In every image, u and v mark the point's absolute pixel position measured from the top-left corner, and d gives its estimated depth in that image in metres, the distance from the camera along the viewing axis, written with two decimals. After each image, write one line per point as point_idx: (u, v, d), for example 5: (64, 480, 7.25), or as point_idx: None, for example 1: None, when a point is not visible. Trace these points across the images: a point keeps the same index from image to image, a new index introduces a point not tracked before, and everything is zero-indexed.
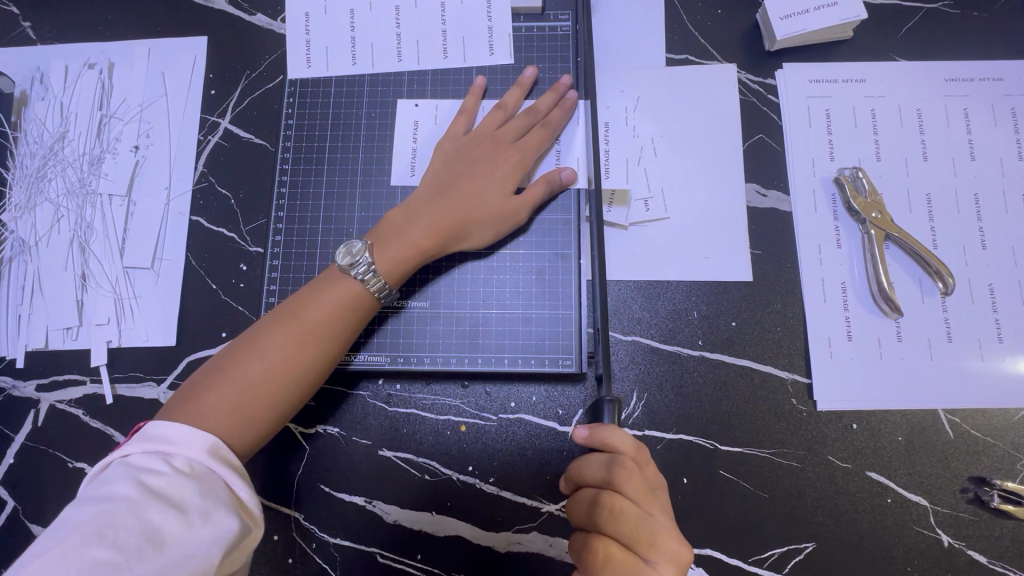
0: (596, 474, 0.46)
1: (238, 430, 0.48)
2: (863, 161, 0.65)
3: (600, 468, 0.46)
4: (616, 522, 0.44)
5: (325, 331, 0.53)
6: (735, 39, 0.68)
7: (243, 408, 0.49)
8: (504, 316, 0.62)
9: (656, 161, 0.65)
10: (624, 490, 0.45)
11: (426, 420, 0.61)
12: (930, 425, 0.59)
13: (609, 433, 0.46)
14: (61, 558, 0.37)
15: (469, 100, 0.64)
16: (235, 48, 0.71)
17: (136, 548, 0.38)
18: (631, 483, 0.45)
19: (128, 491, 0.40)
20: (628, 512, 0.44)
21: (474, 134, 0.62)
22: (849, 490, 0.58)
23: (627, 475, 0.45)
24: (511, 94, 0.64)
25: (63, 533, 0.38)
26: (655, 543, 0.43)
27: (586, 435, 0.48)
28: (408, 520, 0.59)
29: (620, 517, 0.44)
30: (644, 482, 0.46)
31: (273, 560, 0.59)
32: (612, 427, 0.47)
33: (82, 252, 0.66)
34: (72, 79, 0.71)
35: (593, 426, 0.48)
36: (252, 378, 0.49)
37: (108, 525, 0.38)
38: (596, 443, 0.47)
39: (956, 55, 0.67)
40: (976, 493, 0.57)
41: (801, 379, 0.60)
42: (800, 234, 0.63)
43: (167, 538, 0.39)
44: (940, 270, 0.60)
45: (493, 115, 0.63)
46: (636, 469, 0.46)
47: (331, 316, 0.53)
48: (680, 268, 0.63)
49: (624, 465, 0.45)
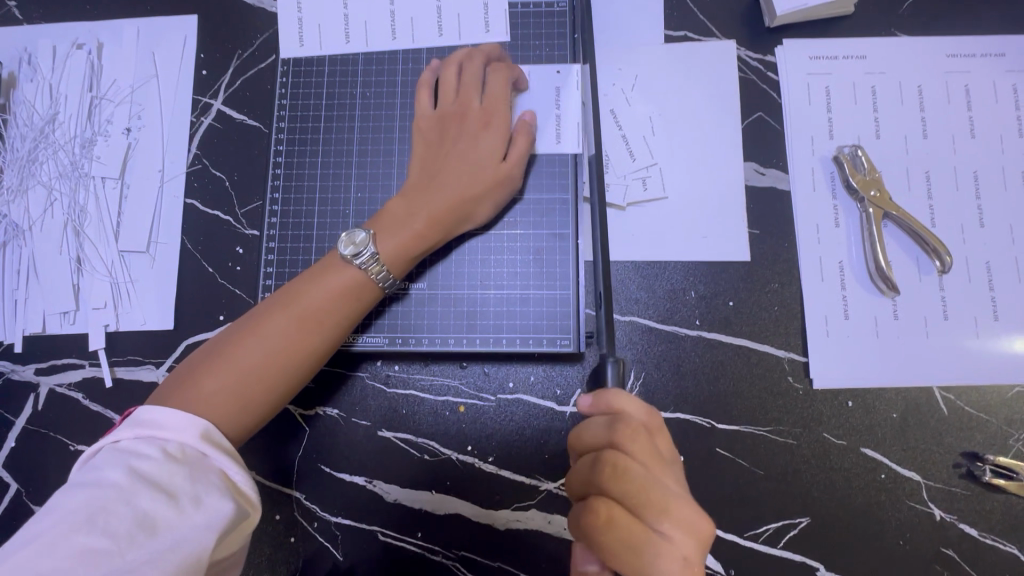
0: (599, 436, 0.46)
1: (233, 413, 0.48)
2: (862, 139, 0.64)
3: (604, 431, 0.46)
4: (622, 484, 0.43)
5: (324, 319, 0.52)
6: (735, 15, 0.67)
7: (238, 393, 0.49)
8: (502, 297, 0.62)
9: (654, 140, 0.65)
10: (631, 451, 0.44)
11: (425, 401, 0.62)
12: (924, 402, 0.59)
13: (618, 397, 0.46)
14: (52, 545, 0.37)
15: (449, 70, 0.61)
16: (226, 27, 0.69)
17: (128, 534, 0.39)
18: (639, 444, 0.44)
19: (118, 478, 0.40)
20: (635, 473, 0.43)
21: (459, 107, 0.60)
22: (844, 466, 0.59)
23: (634, 436, 0.45)
24: (494, 65, 0.61)
25: (55, 520, 0.39)
26: (665, 509, 0.42)
27: (591, 402, 0.48)
28: (409, 500, 0.60)
29: (627, 479, 0.43)
30: (652, 446, 0.45)
31: (276, 539, 0.60)
32: (619, 392, 0.47)
33: (76, 236, 0.66)
34: (61, 59, 0.69)
35: (597, 393, 0.48)
36: (250, 363, 0.49)
37: (98, 511, 0.39)
38: (600, 407, 0.47)
39: (958, 30, 0.66)
40: (969, 468, 0.58)
41: (798, 358, 0.61)
42: (798, 213, 0.63)
43: (158, 523, 0.40)
44: (937, 249, 0.60)
45: (475, 85, 0.60)
46: (643, 432, 0.45)
47: (331, 304, 0.53)
48: (678, 248, 0.63)
49: (630, 424, 0.45)
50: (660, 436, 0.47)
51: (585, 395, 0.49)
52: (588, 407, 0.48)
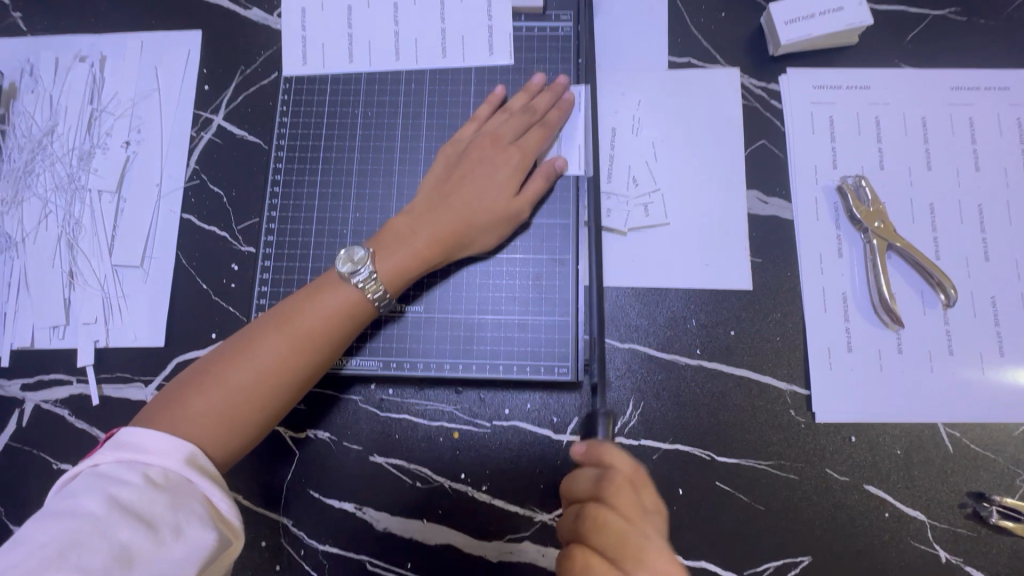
0: (585, 488, 0.45)
1: (220, 436, 0.47)
2: (866, 170, 0.64)
3: (590, 484, 0.44)
4: (602, 539, 0.41)
5: (318, 339, 0.51)
6: (738, 43, 0.67)
7: (226, 414, 0.47)
8: (500, 322, 0.61)
9: (656, 166, 0.64)
10: (613, 504, 0.43)
11: (418, 427, 0.60)
12: (929, 439, 0.58)
13: (608, 451, 0.44)
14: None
15: (483, 108, 0.63)
16: (230, 43, 0.69)
17: (103, 569, 0.37)
18: (622, 498, 0.43)
19: (96, 509, 0.38)
20: (613, 526, 0.42)
21: (473, 138, 0.61)
22: (847, 503, 0.57)
23: (617, 491, 0.43)
24: (517, 98, 0.62)
25: (25, 552, 0.37)
26: (641, 561, 0.40)
27: (583, 450, 0.46)
28: (399, 528, 0.58)
29: (605, 532, 0.42)
30: (636, 501, 0.43)
31: (261, 566, 0.58)
32: (609, 446, 0.45)
33: (70, 249, 0.65)
34: (63, 71, 0.69)
35: (591, 442, 0.46)
36: (240, 384, 0.48)
37: (71, 544, 0.37)
38: (591, 458, 0.45)
39: (962, 64, 0.66)
40: (975, 509, 0.56)
41: (800, 390, 0.59)
42: (801, 242, 0.62)
43: (135, 557, 0.38)
44: (943, 282, 0.59)
45: (492, 116, 0.62)
46: (628, 487, 0.43)
47: (326, 324, 0.52)
48: (679, 275, 0.62)
49: (614, 480, 0.43)
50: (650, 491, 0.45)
51: (577, 442, 0.47)
52: (581, 455, 0.46)
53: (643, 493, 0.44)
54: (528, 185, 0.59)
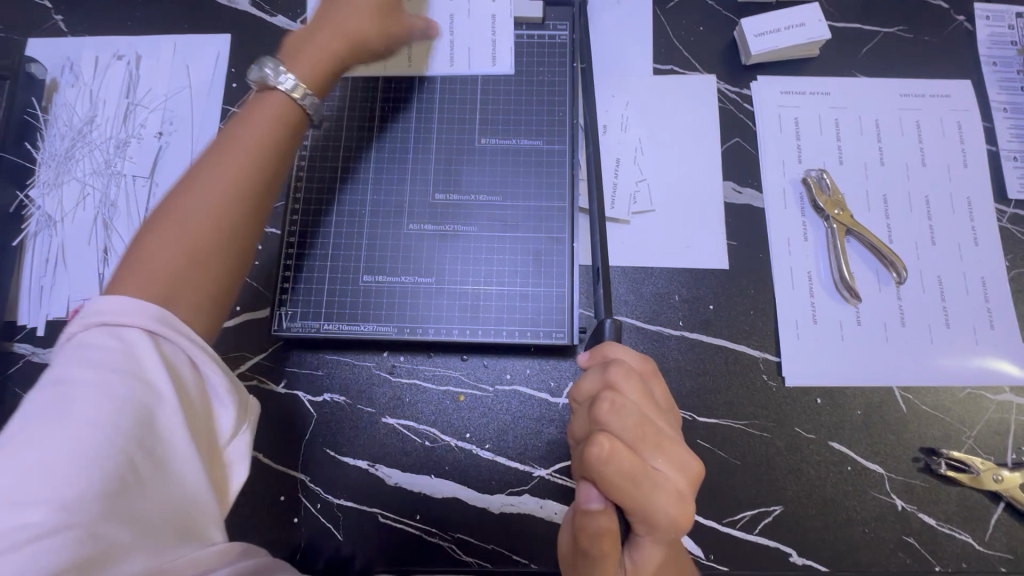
0: (594, 383, 0.49)
1: (178, 272, 0.46)
2: (828, 164, 0.72)
3: (599, 376, 0.49)
4: (619, 417, 0.46)
5: (245, 169, 0.51)
6: (715, 53, 0.76)
7: (201, 227, 0.48)
8: (503, 294, 0.67)
9: (642, 159, 0.72)
10: (624, 390, 0.48)
11: (427, 390, 0.66)
12: (886, 401, 0.65)
13: (613, 349, 0.52)
14: (35, 443, 0.37)
15: None
16: (257, 46, 0.76)
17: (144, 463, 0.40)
18: (633, 387, 0.48)
19: (93, 377, 0.40)
20: (630, 407, 0.46)
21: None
22: (814, 458, 0.63)
23: (626, 377, 0.48)
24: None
25: (31, 421, 0.38)
26: (659, 445, 0.46)
27: (590, 356, 0.53)
28: (408, 483, 0.64)
29: (623, 413, 0.46)
30: (644, 389, 0.49)
31: (280, 519, 0.63)
32: (614, 345, 0.52)
33: (105, 229, 0.70)
34: (101, 68, 0.75)
35: (595, 350, 0.53)
36: (210, 204, 0.49)
37: (76, 409, 0.38)
38: (597, 358, 0.52)
39: (910, 74, 0.75)
40: (926, 462, 0.63)
41: (771, 358, 0.66)
42: (772, 227, 0.70)
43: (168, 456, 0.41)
44: (894, 262, 0.67)
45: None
46: (636, 375, 0.49)
47: (250, 151, 0.52)
48: (664, 256, 0.69)
49: (623, 367, 0.49)
50: (656, 383, 0.51)
51: (582, 352, 0.54)
52: (588, 361, 0.53)
53: (651, 386, 0.50)
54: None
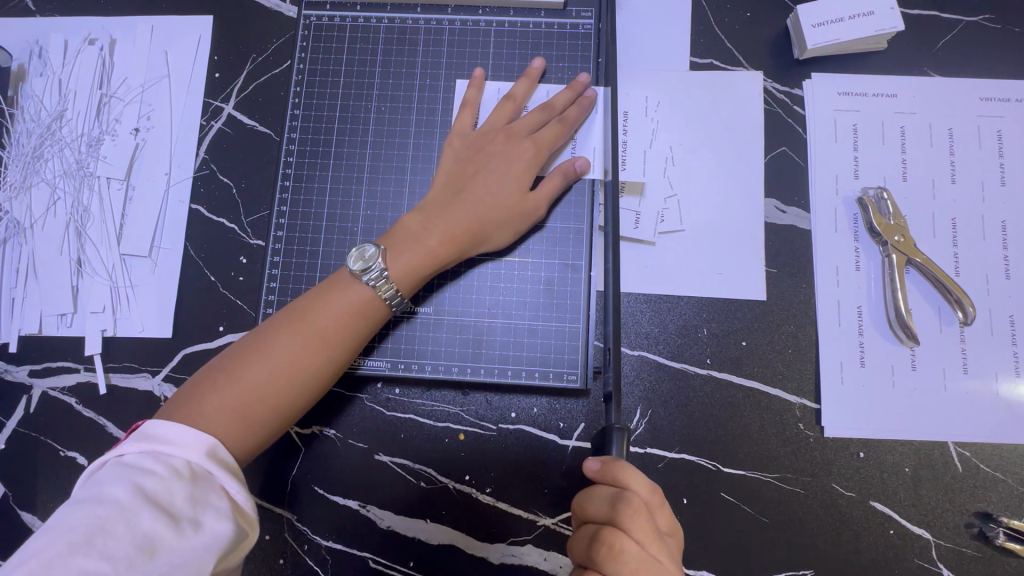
0: (599, 510, 0.44)
1: (241, 428, 0.46)
2: (888, 181, 0.62)
3: (605, 505, 0.44)
4: (617, 564, 0.42)
5: (331, 338, 0.51)
6: (763, 46, 0.65)
7: (270, 386, 0.48)
8: (509, 327, 0.60)
9: (674, 170, 0.63)
10: (628, 530, 0.43)
11: (423, 427, 0.60)
12: (938, 458, 0.57)
13: (624, 472, 0.44)
14: (48, 567, 0.36)
15: (471, 92, 0.62)
16: (242, 30, 0.68)
17: (126, 558, 0.37)
18: (637, 525, 0.43)
19: (121, 496, 0.39)
20: (630, 553, 0.42)
21: (488, 128, 0.60)
22: (852, 518, 0.57)
23: (633, 514, 0.43)
24: (520, 86, 0.61)
25: (53, 536, 0.37)
26: None
27: (597, 469, 0.45)
28: (402, 527, 0.59)
29: (622, 560, 0.42)
30: (651, 524, 0.43)
31: (265, 559, 0.59)
32: (626, 464, 0.44)
33: (78, 237, 0.64)
34: (72, 54, 0.68)
35: (606, 461, 0.45)
36: (279, 367, 0.48)
37: (97, 531, 0.37)
38: (607, 477, 0.44)
39: (993, 74, 0.64)
40: (981, 529, 0.56)
41: (810, 404, 0.59)
42: (818, 254, 0.61)
43: (158, 546, 0.38)
44: (961, 299, 0.58)
45: (503, 107, 0.60)
46: (644, 511, 0.43)
47: (340, 324, 0.51)
48: (692, 284, 0.61)
49: (631, 503, 0.43)
50: (663, 512, 0.46)
51: (591, 460, 0.46)
52: (595, 473, 0.45)
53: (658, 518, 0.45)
54: (543, 184, 0.58)
